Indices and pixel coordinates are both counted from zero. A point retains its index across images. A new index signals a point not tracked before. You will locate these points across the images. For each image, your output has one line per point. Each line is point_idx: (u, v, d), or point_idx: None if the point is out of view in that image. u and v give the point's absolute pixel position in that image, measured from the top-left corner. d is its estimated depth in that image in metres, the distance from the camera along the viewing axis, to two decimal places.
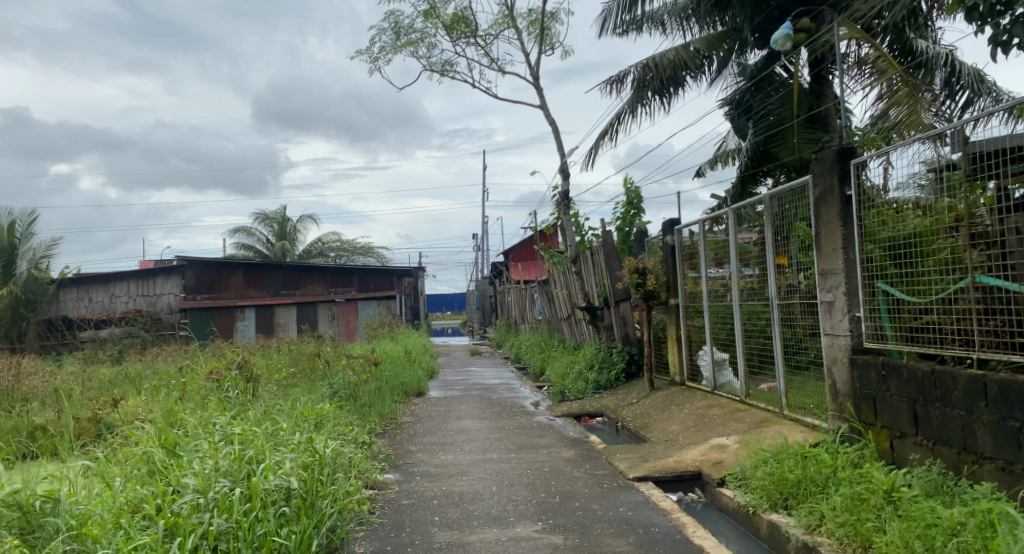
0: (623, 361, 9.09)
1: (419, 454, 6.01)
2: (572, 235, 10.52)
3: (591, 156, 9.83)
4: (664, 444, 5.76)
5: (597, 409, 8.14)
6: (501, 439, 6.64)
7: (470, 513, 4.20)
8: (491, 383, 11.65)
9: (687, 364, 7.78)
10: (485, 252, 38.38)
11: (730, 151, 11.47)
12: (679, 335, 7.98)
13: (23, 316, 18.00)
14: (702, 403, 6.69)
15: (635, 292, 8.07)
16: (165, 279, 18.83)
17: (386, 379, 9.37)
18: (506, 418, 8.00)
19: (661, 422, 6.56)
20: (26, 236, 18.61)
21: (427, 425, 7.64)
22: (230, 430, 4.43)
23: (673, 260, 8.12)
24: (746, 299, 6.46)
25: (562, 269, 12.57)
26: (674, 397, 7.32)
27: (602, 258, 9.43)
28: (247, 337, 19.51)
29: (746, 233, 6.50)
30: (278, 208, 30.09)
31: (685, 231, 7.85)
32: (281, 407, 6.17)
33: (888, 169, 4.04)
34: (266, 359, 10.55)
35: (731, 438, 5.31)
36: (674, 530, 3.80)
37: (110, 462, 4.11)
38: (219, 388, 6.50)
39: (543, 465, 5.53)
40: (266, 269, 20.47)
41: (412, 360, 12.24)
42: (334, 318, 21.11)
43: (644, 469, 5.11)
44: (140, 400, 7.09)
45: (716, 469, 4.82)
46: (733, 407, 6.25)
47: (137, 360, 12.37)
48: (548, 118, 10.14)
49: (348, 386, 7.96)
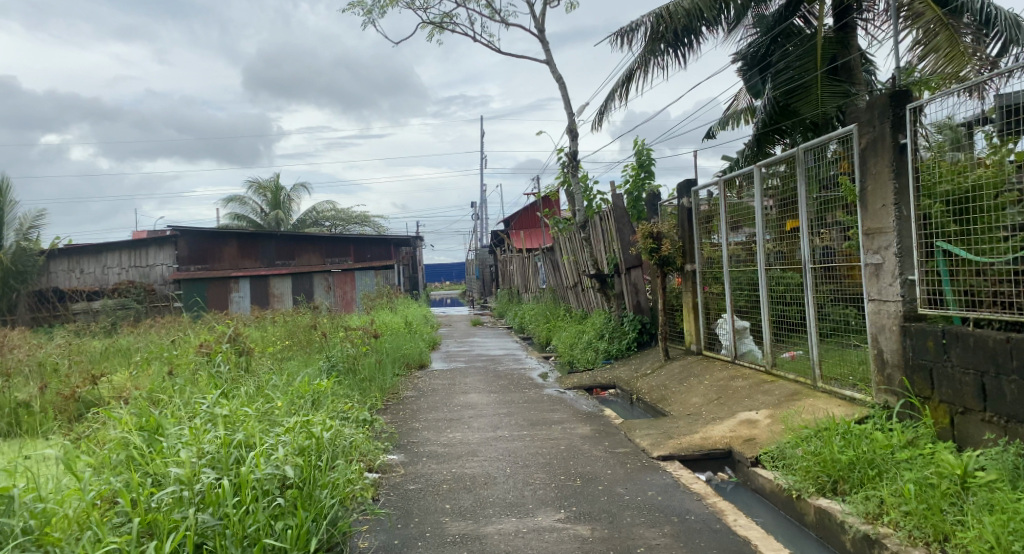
0: (635, 330, 8.70)
1: (425, 432, 5.63)
2: (579, 200, 10.07)
3: (601, 116, 9.33)
4: (686, 418, 5.37)
5: (609, 381, 7.76)
6: (511, 415, 6.26)
7: (485, 500, 3.82)
8: (495, 354, 11.29)
9: (704, 333, 7.38)
10: (484, 221, 37.87)
11: (741, 111, 10.92)
12: (696, 303, 7.56)
13: (14, 288, 17.65)
14: (724, 374, 6.29)
15: (648, 258, 7.64)
16: (159, 249, 18.66)
17: (387, 351, 8.99)
18: (513, 391, 7.63)
19: (681, 395, 6.17)
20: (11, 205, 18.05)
21: (431, 400, 7.27)
22: (217, 410, 4.06)
23: (689, 224, 7.68)
24: (771, 264, 6.02)
25: (568, 236, 12.13)
26: (692, 367, 6.94)
27: (613, 224, 8.99)
28: (242, 308, 19.13)
29: (772, 193, 6.04)
30: (272, 177, 29.50)
31: (702, 192, 7.39)
32: (276, 382, 5.79)
33: (920, 119, 3.82)
34: (262, 332, 10.19)
35: (761, 412, 4.90)
36: (713, 519, 3.41)
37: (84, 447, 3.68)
38: (211, 362, 6.13)
39: (559, 443, 5.15)
40: (261, 238, 20.14)
41: (413, 331, 11.87)
42: (332, 289, 20.26)
43: (669, 447, 4.72)
44: (129, 376, 6.73)
45: (748, 446, 4.43)
46: (758, 378, 5.84)
47: (130, 333, 12.03)
48: (555, 74, 9.60)
49: (347, 359, 7.58)
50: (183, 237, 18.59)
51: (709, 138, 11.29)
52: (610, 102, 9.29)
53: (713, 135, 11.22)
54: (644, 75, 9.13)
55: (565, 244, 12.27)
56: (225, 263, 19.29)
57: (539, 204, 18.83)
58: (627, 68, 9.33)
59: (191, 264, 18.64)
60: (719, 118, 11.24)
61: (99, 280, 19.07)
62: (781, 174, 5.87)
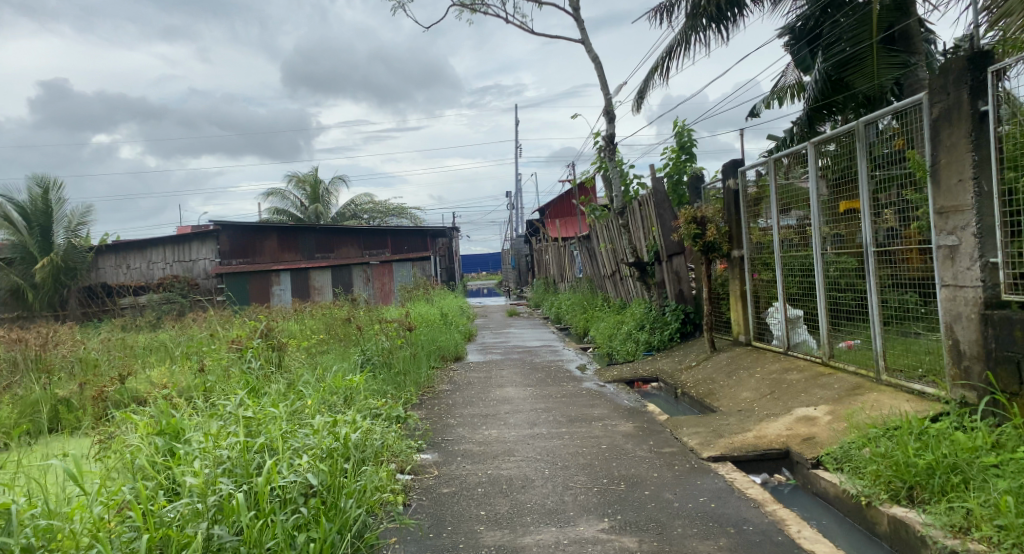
0: (677, 320, 8.33)
1: (459, 429, 5.39)
2: (617, 185, 9.66)
3: (639, 95, 8.95)
4: (737, 415, 5.02)
5: (651, 373, 7.43)
6: (549, 410, 5.98)
7: (522, 506, 3.55)
8: (532, 345, 11.01)
9: (753, 322, 7.00)
10: (519, 210, 37.63)
11: (788, 87, 10.44)
12: (744, 292, 7.18)
13: (65, 284, 18.17)
14: (776, 366, 5.92)
15: (692, 245, 7.28)
16: (202, 244, 18.92)
17: (422, 344, 8.80)
18: (551, 385, 7.35)
19: (730, 389, 5.81)
20: (60, 204, 18.44)
21: (466, 394, 7.04)
22: (244, 411, 3.89)
23: (736, 207, 7.27)
24: (828, 248, 5.61)
25: (605, 222, 11.77)
26: (740, 359, 6.57)
27: (654, 209, 8.61)
28: (284, 300, 19.42)
29: (828, 171, 5.61)
30: (309, 170, 29.65)
31: (750, 173, 6.99)
32: (307, 378, 5.62)
33: (1000, 84, 3.42)
34: (297, 326, 10.09)
35: (820, 408, 4.53)
36: (773, 530, 3.09)
37: (103, 452, 3.53)
38: (242, 357, 5.97)
39: (600, 442, 4.85)
40: (301, 232, 20.11)
41: (449, 322, 11.67)
42: (369, 281, 20.50)
43: (720, 447, 4.39)
44: (164, 372, 6.64)
45: (808, 446, 4.08)
46: (814, 370, 5.46)
47: (170, 326, 12.08)
48: (591, 54, 9.25)
49: (382, 353, 7.38)
50: (224, 232, 18.87)
51: (753, 117, 10.80)
52: (649, 80, 8.90)
53: (757, 113, 10.72)
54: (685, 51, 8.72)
55: (603, 231, 11.92)
56: (265, 257, 19.40)
57: (575, 191, 18.45)
58: (667, 44, 8.93)
59: (233, 259, 18.94)
60: (764, 96, 10.74)
61: (145, 275, 19.28)
62: (837, 149, 5.45)
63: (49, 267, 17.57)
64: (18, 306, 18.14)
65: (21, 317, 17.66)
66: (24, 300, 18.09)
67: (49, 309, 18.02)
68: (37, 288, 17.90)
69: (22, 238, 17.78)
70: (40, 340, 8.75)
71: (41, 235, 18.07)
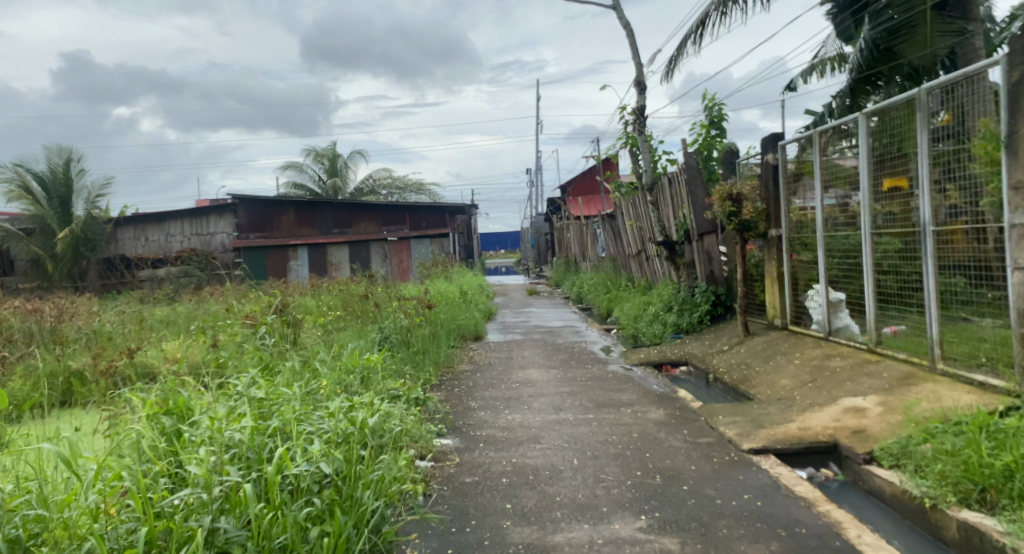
0: (708, 303, 8.02)
1: (481, 413, 5.14)
2: (646, 160, 9.25)
3: (671, 67, 8.55)
4: (777, 403, 4.72)
5: (680, 357, 7.14)
6: (575, 394, 5.71)
7: (551, 500, 3.30)
8: (554, 325, 10.74)
9: (790, 306, 6.67)
10: (539, 189, 37.18)
11: (830, 60, 10.03)
12: (780, 274, 6.83)
13: (85, 255, 18.16)
14: (816, 352, 5.61)
15: (726, 223, 6.95)
16: (220, 217, 18.69)
17: (441, 322, 8.56)
18: (575, 367, 7.08)
19: (767, 376, 5.51)
20: (83, 174, 18.41)
21: (488, 375, 6.79)
22: (258, 391, 3.69)
23: (774, 184, 6.90)
24: (879, 227, 5.25)
25: (631, 201, 11.42)
26: (776, 344, 6.25)
27: (685, 187, 8.26)
28: (301, 276, 19.10)
29: (880, 146, 5.22)
30: (329, 146, 29.44)
31: (792, 148, 6.62)
32: (324, 357, 5.39)
33: None
34: (315, 302, 9.89)
35: (870, 399, 4.22)
36: (830, 534, 2.81)
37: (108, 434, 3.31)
38: (256, 332, 5.73)
39: (630, 430, 4.59)
40: (318, 206, 20.02)
41: (468, 301, 11.43)
42: (388, 257, 20.02)
43: (762, 438, 4.11)
44: (176, 347, 6.45)
45: (859, 439, 3.78)
46: (859, 357, 5.14)
47: (188, 300, 11.96)
48: (622, 22, 8.85)
49: (401, 331, 7.13)
50: (243, 207, 18.59)
51: (790, 91, 10.36)
52: (682, 51, 8.50)
53: (795, 87, 10.27)
54: (720, 20, 8.32)
55: (629, 210, 11.56)
56: (282, 231, 19.27)
57: (599, 169, 18.07)
58: (702, 12, 8.51)
59: (251, 231, 18.71)
60: (803, 69, 10.31)
61: (165, 248, 19.23)
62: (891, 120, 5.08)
63: (67, 238, 17.54)
64: (41, 277, 18.34)
65: (43, 287, 17.90)
66: (45, 271, 18.31)
67: (70, 280, 18.05)
68: (58, 260, 18.05)
69: (43, 211, 17.91)
70: (57, 311, 8.64)
71: (61, 208, 18.16)
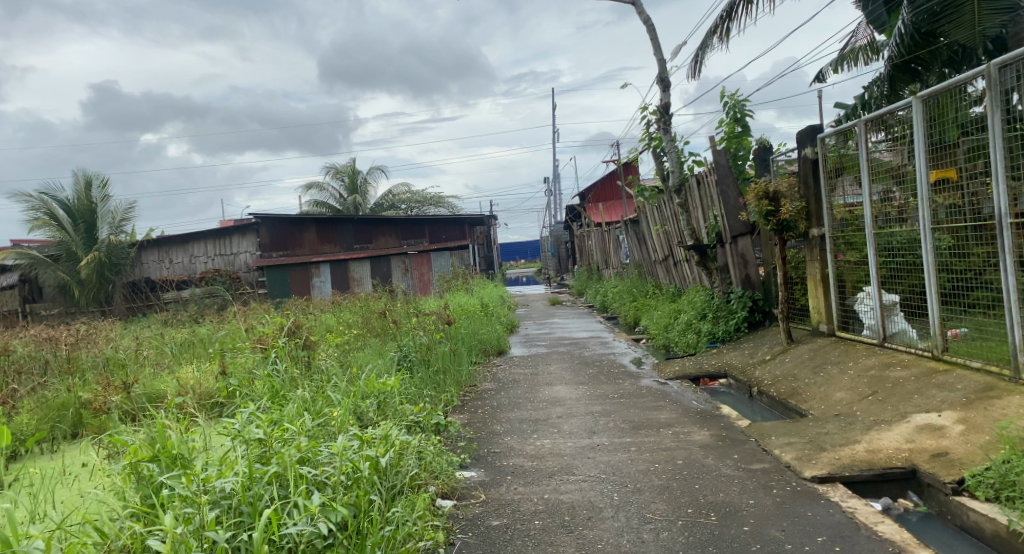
0: (744, 309, 7.53)
1: (507, 439, 4.72)
2: (672, 161, 8.79)
3: (696, 62, 8.10)
4: (837, 421, 4.23)
5: (718, 369, 6.65)
6: (608, 415, 5.27)
7: (593, 547, 2.87)
8: (581, 336, 10.28)
9: (836, 310, 6.18)
10: (557, 197, 36.70)
11: (862, 49, 9.55)
12: (825, 276, 6.35)
13: (109, 280, 18.10)
14: (872, 361, 5.11)
15: (764, 224, 6.48)
16: (242, 238, 18.77)
17: (463, 338, 8.18)
18: (606, 383, 6.62)
19: (819, 390, 5.02)
20: (104, 198, 18.24)
21: (513, 394, 6.35)
22: (259, 428, 3.29)
23: (814, 179, 6.43)
24: (940, 222, 4.76)
25: (656, 203, 10.92)
26: (825, 352, 5.76)
27: (716, 187, 7.82)
28: (325, 293, 18.73)
29: (939, 133, 4.71)
30: (347, 162, 29.34)
31: (832, 139, 6.14)
32: (337, 383, 5.00)
33: None
34: (332, 321, 9.53)
35: (946, 415, 3.73)
36: None
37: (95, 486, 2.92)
38: (265, 357, 5.31)
39: (674, 456, 4.13)
40: (339, 222, 19.72)
41: (489, 313, 11.00)
42: (408, 271, 19.55)
43: (826, 464, 3.63)
44: (188, 375, 6.11)
45: (942, 464, 3.30)
46: (924, 366, 4.63)
47: (205, 323, 11.68)
48: (642, 17, 8.42)
49: (420, 349, 6.73)
50: (263, 224, 18.73)
51: (818, 82, 9.85)
52: (707, 44, 8.05)
53: (824, 78, 9.77)
54: (746, 10, 7.88)
55: (654, 214, 11.09)
56: (304, 249, 19.04)
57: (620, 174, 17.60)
58: (727, 3, 8.06)
59: (273, 251, 18.72)
60: (832, 59, 9.81)
61: (187, 269, 19.14)
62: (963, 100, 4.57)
63: (92, 263, 17.42)
64: (67, 302, 18.26)
65: (69, 313, 17.86)
66: (70, 297, 18.21)
67: (95, 304, 17.98)
68: (82, 285, 17.92)
69: (68, 237, 17.72)
70: (70, 338, 8.37)
71: (86, 233, 17.96)
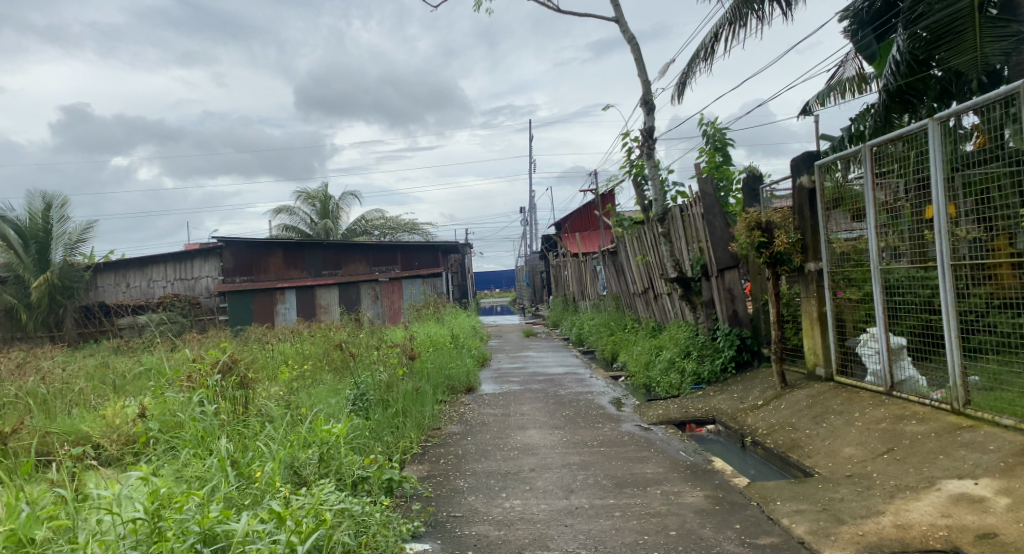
0: (731, 347, 7.01)
1: (470, 500, 4.07)
2: (656, 188, 8.31)
3: (681, 85, 7.67)
4: (852, 485, 3.67)
5: (705, 414, 6.08)
6: (587, 468, 4.64)
7: None
8: (555, 372, 9.66)
9: (834, 352, 5.67)
10: (533, 226, 36.31)
11: (849, 80, 9.22)
12: (822, 314, 5.84)
13: (60, 303, 17.04)
14: (881, 412, 4.57)
15: (755, 256, 6.00)
16: (204, 260, 18.08)
17: (427, 375, 7.53)
18: (584, 427, 6.01)
19: (824, 445, 4.47)
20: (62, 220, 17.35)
21: (481, 439, 5.71)
22: (146, 500, 2.73)
23: (810, 209, 5.96)
24: (962, 258, 4.23)
25: (636, 234, 10.44)
26: (825, 399, 5.22)
27: (702, 217, 7.36)
28: (289, 321, 17.95)
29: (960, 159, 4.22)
30: (320, 187, 28.69)
31: (832, 166, 5.68)
32: (273, 433, 4.34)
33: None
34: (286, 352, 8.80)
35: (984, 484, 3.19)
36: None
37: None
38: (192, 398, 4.62)
39: (666, 525, 3.53)
40: (307, 246, 18.79)
41: (460, 346, 10.36)
42: (379, 299, 19.33)
43: (849, 542, 3.05)
44: (110, 417, 5.36)
45: (992, 549, 2.75)
46: (945, 421, 4.10)
47: (152, 352, 10.84)
48: (626, 36, 8.00)
49: (378, 387, 6.07)
50: (228, 248, 17.94)
51: (805, 115, 9.53)
52: (693, 67, 7.63)
53: (811, 111, 9.44)
54: (734, 32, 7.49)
55: (634, 244, 10.61)
56: (270, 274, 18.21)
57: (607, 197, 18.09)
58: (715, 23, 7.66)
59: (236, 276, 17.92)
60: (819, 91, 9.46)
61: (145, 293, 18.39)
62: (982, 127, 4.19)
63: (45, 286, 16.44)
64: (12, 327, 17.00)
65: (14, 340, 16.73)
66: (18, 321, 16.98)
67: (44, 329, 16.93)
68: (31, 309, 16.79)
69: (17, 258, 16.57)
70: None
71: (37, 254, 16.86)
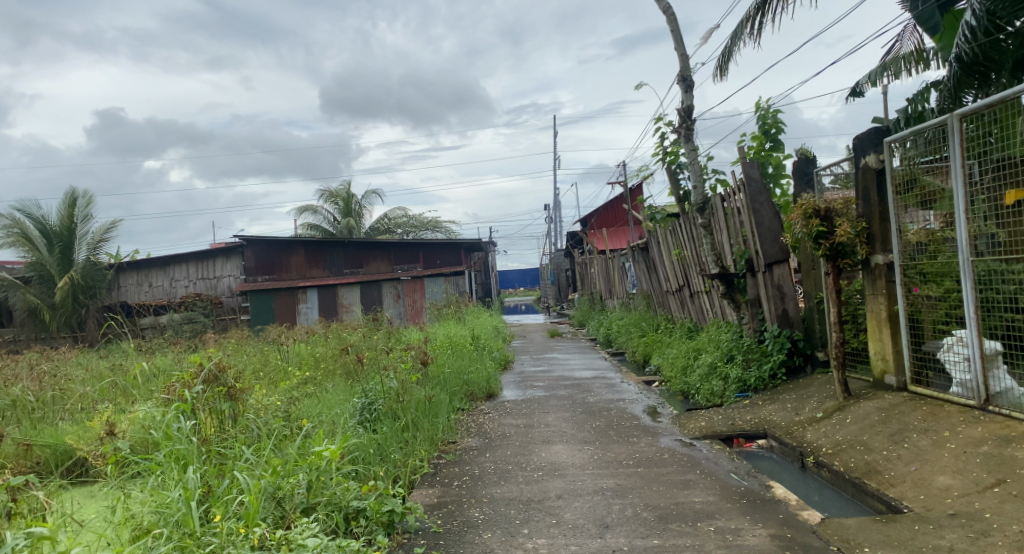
0: (781, 351, 6.26)
1: (485, 538, 3.40)
2: (695, 175, 7.56)
3: (724, 59, 6.90)
4: (960, 530, 2.95)
5: (755, 427, 5.34)
6: (624, 496, 3.95)
7: None
8: (583, 376, 8.95)
9: (907, 358, 4.90)
10: (557, 224, 35.54)
11: (906, 56, 8.38)
12: (892, 315, 5.06)
13: (83, 303, 16.77)
14: (977, 432, 3.81)
15: (812, 248, 5.26)
16: (225, 260, 17.70)
17: (443, 381, 6.89)
18: (618, 442, 5.30)
19: (909, 471, 3.72)
20: (86, 219, 17.07)
21: (502, 456, 5.04)
22: None
23: (879, 194, 5.18)
24: None
25: (670, 227, 9.68)
26: (901, 414, 4.46)
27: (748, 206, 6.60)
28: (311, 321, 17.41)
29: None
30: (342, 185, 28.25)
31: (903, 144, 4.89)
32: (255, 459, 3.68)
33: None
34: (295, 355, 8.19)
35: None
36: None
37: None
38: (166, 412, 4.00)
39: None
40: (328, 245, 18.29)
41: (481, 348, 9.70)
42: (400, 299, 18.61)
43: None
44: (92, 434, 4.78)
45: None
46: None
47: (161, 354, 10.32)
48: (664, 7, 7.28)
49: (387, 396, 5.42)
50: (251, 247, 17.52)
51: (856, 96, 8.70)
52: (737, 39, 6.87)
53: (862, 92, 8.62)
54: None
55: (667, 238, 9.85)
56: (291, 273, 17.71)
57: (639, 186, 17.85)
58: None
59: (258, 276, 17.42)
60: (872, 70, 8.63)
61: (166, 293, 17.98)
62: None
63: (67, 285, 16.16)
64: (35, 328, 16.61)
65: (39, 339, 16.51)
66: (41, 321, 16.59)
67: (67, 329, 16.63)
68: (55, 309, 16.47)
69: (40, 258, 16.44)
70: None
71: (60, 253, 16.63)
